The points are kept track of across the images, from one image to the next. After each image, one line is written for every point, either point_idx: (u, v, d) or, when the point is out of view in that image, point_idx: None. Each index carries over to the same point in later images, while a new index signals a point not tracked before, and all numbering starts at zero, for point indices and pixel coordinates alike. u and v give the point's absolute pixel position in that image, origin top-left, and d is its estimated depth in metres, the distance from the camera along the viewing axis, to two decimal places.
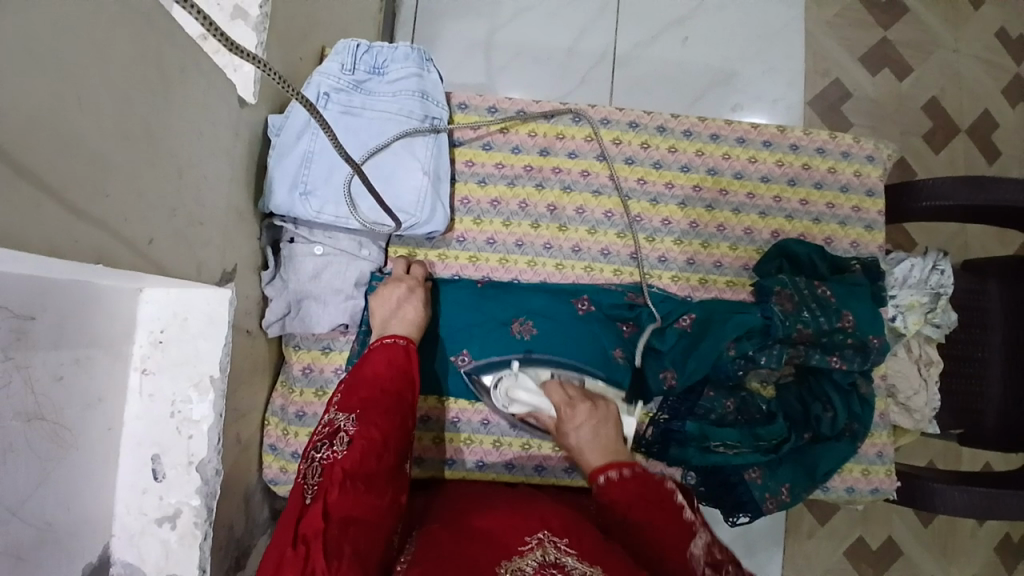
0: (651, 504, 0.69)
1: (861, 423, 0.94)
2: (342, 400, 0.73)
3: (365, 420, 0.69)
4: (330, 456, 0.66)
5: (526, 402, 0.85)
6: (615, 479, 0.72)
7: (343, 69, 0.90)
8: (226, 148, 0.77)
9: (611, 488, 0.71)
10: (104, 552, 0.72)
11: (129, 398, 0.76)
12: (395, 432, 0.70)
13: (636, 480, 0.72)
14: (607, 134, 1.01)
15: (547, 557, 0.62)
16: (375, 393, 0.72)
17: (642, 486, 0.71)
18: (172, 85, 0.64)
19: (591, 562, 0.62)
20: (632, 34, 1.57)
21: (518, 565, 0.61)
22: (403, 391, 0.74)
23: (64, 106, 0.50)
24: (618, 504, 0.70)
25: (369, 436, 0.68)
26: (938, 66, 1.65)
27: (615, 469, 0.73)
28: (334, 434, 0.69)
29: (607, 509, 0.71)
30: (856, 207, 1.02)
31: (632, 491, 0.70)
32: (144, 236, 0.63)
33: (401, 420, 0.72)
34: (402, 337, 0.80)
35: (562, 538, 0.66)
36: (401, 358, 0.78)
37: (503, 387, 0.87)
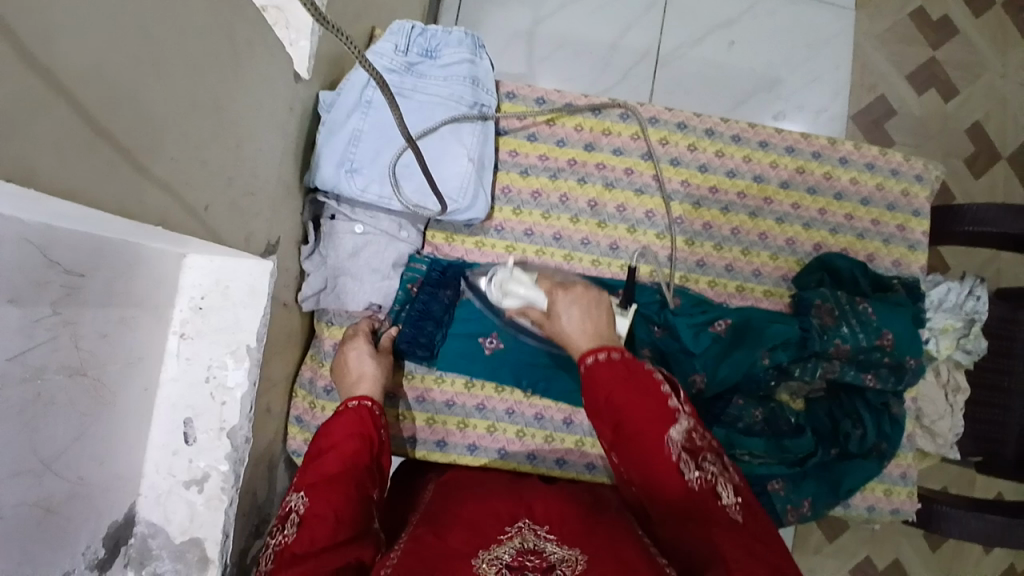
0: (637, 391, 0.65)
1: (890, 444, 0.92)
2: (297, 477, 0.74)
3: (313, 494, 0.70)
4: (282, 539, 0.67)
5: (520, 296, 0.83)
6: (605, 361, 0.68)
7: (396, 50, 0.89)
8: (280, 121, 0.77)
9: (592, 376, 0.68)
10: (130, 511, 0.74)
11: (166, 360, 0.77)
12: (347, 500, 0.70)
13: (623, 364, 0.67)
14: (654, 134, 1.00)
15: (526, 544, 0.67)
16: (327, 458, 0.74)
17: (619, 375, 0.67)
18: (240, 55, 0.63)
19: (570, 545, 0.67)
20: (679, 34, 1.55)
21: (495, 554, 0.64)
22: (358, 449, 0.76)
23: (143, 68, 0.49)
24: (601, 384, 0.67)
25: (319, 512, 0.68)
26: (988, 89, 1.62)
27: (604, 352, 0.69)
28: (287, 516, 0.70)
29: (592, 391, 0.68)
30: (901, 225, 1.01)
31: (616, 374, 0.67)
32: (205, 203, 0.63)
33: (357, 486, 0.72)
34: (354, 398, 0.82)
35: (542, 526, 0.72)
36: (353, 417, 0.79)
37: (497, 281, 0.86)
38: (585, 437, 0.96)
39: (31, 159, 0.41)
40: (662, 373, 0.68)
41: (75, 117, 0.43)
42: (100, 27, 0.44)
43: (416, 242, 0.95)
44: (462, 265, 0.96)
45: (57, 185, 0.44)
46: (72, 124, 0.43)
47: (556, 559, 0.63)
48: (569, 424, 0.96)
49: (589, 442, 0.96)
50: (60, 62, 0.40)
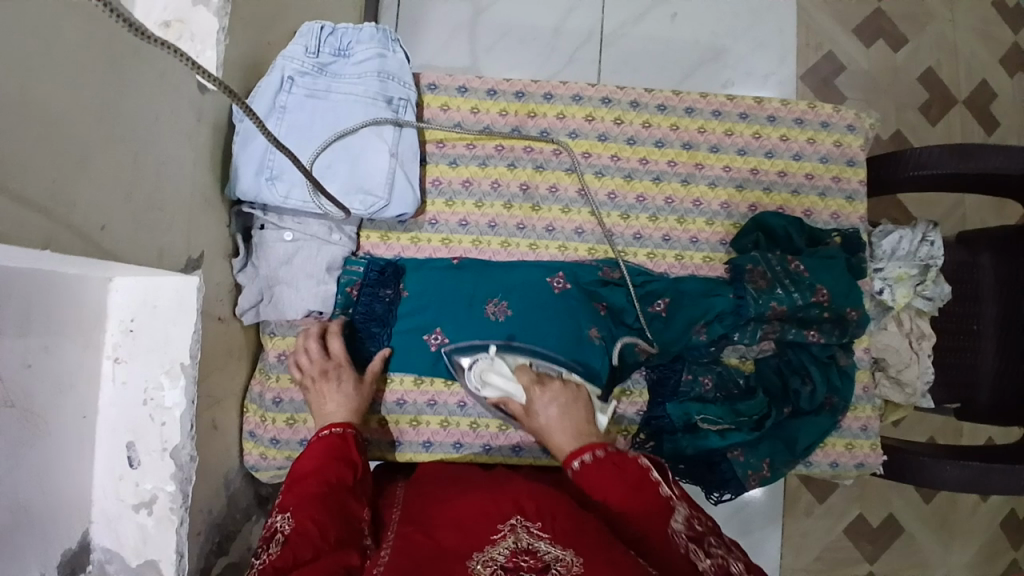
0: (625, 482, 0.70)
1: (841, 396, 0.93)
2: (280, 498, 0.73)
3: (297, 513, 0.69)
4: (264, 559, 0.64)
5: (499, 388, 0.88)
6: (591, 463, 0.75)
7: (307, 53, 0.89)
8: (185, 135, 0.77)
9: (585, 473, 0.74)
10: (83, 538, 0.75)
11: (103, 385, 0.78)
12: (332, 517, 0.70)
13: (609, 460, 0.74)
14: (579, 112, 1.00)
15: (520, 543, 0.63)
16: (313, 479, 0.73)
17: (611, 467, 0.73)
18: (119, 72, 0.63)
19: (565, 544, 0.63)
20: (618, 13, 1.55)
21: (489, 555, 0.63)
22: (341, 471, 0.76)
23: (1, 90, 0.49)
24: (590, 487, 0.73)
25: (305, 528, 0.67)
26: (933, 35, 1.61)
27: (588, 453, 0.76)
28: (271, 537, 0.68)
29: (587, 496, 0.73)
30: (836, 177, 1.01)
31: (607, 470, 0.73)
32: (99, 222, 0.62)
33: (339, 504, 0.72)
34: (335, 425, 0.81)
35: (536, 521, 0.68)
36: (334, 442, 0.79)
37: (479, 368, 0.90)
38: None
39: None
40: (645, 459, 0.73)
41: None
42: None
43: (347, 248, 0.94)
44: (399, 262, 0.96)
45: None
46: None
47: (550, 558, 0.60)
48: None
49: None
50: None
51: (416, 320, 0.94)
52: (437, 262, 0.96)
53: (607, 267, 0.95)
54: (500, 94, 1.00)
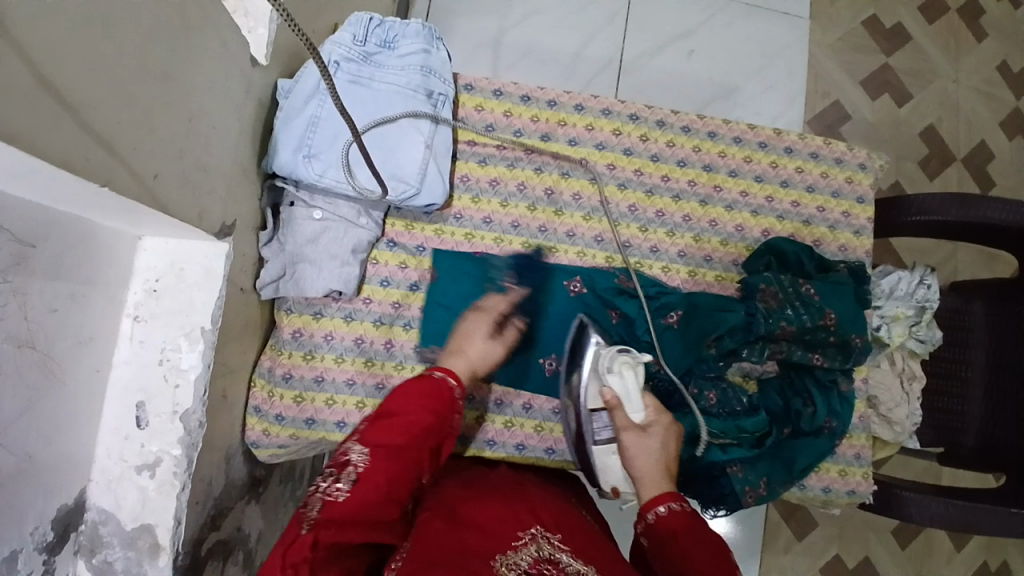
0: (712, 552, 0.70)
1: (840, 421, 0.94)
2: (369, 430, 0.73)
3: (378, 461, 0.69)
4: (331, 493, 0.66)
5: (624, 382, 0.87)
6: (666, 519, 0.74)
7: (354, 40, 0.92)
8: (235, 103, 0.79)
9: (665, 523, 0.73)
10: (80, 496, 0.74)
11: (119, 343, 0.78)
12: (404, 476, 0.70)
13: (699, 525, 0.73)
14: (607, 125, 1.04)
15: (542, 553, 0.65)
16: (402, 429, 0.72)
17: (697, 530, 0.72)
18: (193, 30, 0.65)
19: (585, 560, 0.65)
20: (639, 44, 1.61)
21: (512, 559, 0.63)
22: (428, 429, 0.74)
23: (89, 26, 0.50)
24: (676, 534, 0.72)
25: (377, 480, 0.68)
26: (937, 94, 1.69)
27: (678, 505, 0.75)
28: (343, 466, 0.68)
29: (662, 545, 0.72)
30: (845, 212, 1.05)
31: (694, 532, 0.72)
32: (152, 171, 0.64)
33: (413, 463, 0.71)
34: (449, 375, 0.79)
35: (556, 534, 0.69)
36: (434, 394, 0.76)
37: (622, 358, 0.90)
38: (544, 422, 0.97)
39: None
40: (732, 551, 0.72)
41: (30, 76, 0.45)
42: None
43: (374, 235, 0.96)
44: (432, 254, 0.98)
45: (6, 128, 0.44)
46: (24, 79, 0.45)
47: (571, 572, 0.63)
48: (528, 410, 0.97)
49: (548, 426, 0.97)
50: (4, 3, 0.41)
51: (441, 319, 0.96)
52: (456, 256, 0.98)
53: (622, 276, 0.98)
54: (533, 100, 1.03)
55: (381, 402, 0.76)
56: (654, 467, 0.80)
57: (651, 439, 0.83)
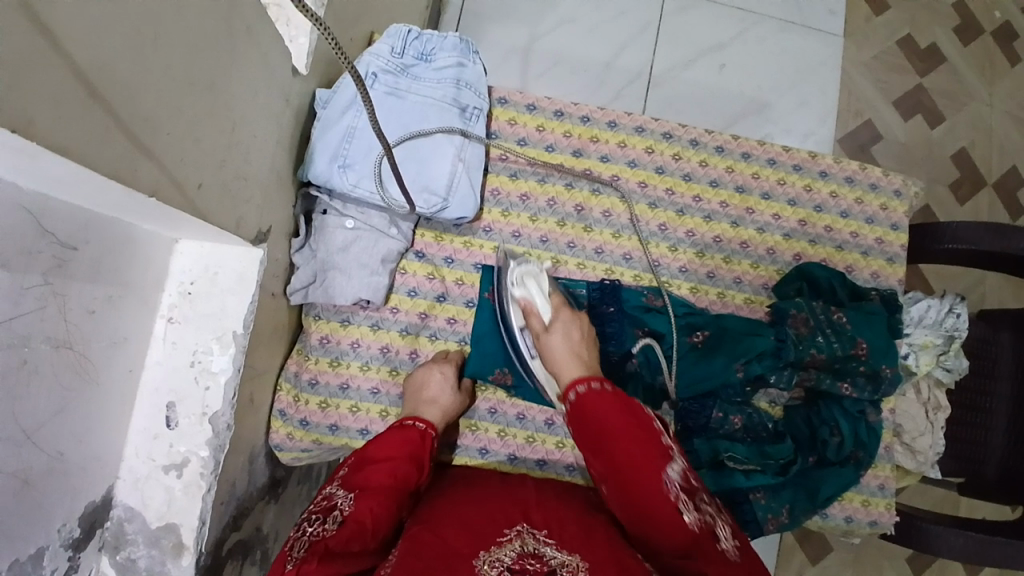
0: (632, 426, 0.72)
1: (866, 451, 0.94)
2: (346, 475, 0.77)
3: (360, 504, 0.71)
4: (320, 532, 0.67)
5: (531, 291, 0.89)
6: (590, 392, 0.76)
7: (392, 53, 0.93)
8: (275, 113, 0.80)
9: (583, 400, 0.76)
10: (107, 493, 0.75)
11: (152, 344, 0.79)
12: (386, 516, 0.71)
13: (611, 393, 0.75)
14: (640, 143, 1.04)
15: (527, 548, 0.65)
16: (385, 469, 0.76)
17: (612, 400, 0.75)
18: (240, 41, 0.66)
19: (570, 550, 0.65)
20: (670, 56, 1.60)
21: (495, 555, 0.63)
22: (408, 471, 0.78)
23: (142, 41, 0.51)
24: (591, 413, 0.74)
25: (361, 519, 0.69)
26: (971, 117, 1.67)
27: (586, 384, 0.77)
28: (330, 510, 0.71)
29: (584, 422, 0.75)
30: (879, 239, 1.03)
31: (610, 405, 0.74)
32: (195, 181, 0.64)
33: (398, 505, 0.73)
34: (420, 421, 0.85)
35: (542, 530, 0.69)
36: (413, 439, 0.82)
37: (523, 270, 0.91)
38: (566, 439, 0.96)
39: (30, 109, 0.42)
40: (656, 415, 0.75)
41: (82, 93, 0.46)
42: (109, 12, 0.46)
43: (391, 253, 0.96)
44: (484, 271, 0.98)
45: (53, 140, 0.45)
46: (77, 97, 0.46)
47: (557, 565, 0.63)
48: (550, 425, 0.97)
49: (570, 443, 0.96)
50: (59, 20, 0.41)
51: (483, 353, 0.96)
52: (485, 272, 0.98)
53: (652, 295, 0.97)
54: (567, 116, 1.04)
55: (358, 450, 0.81)
56: (572, 360, 0.81)
57: (558, 336, 0.84)
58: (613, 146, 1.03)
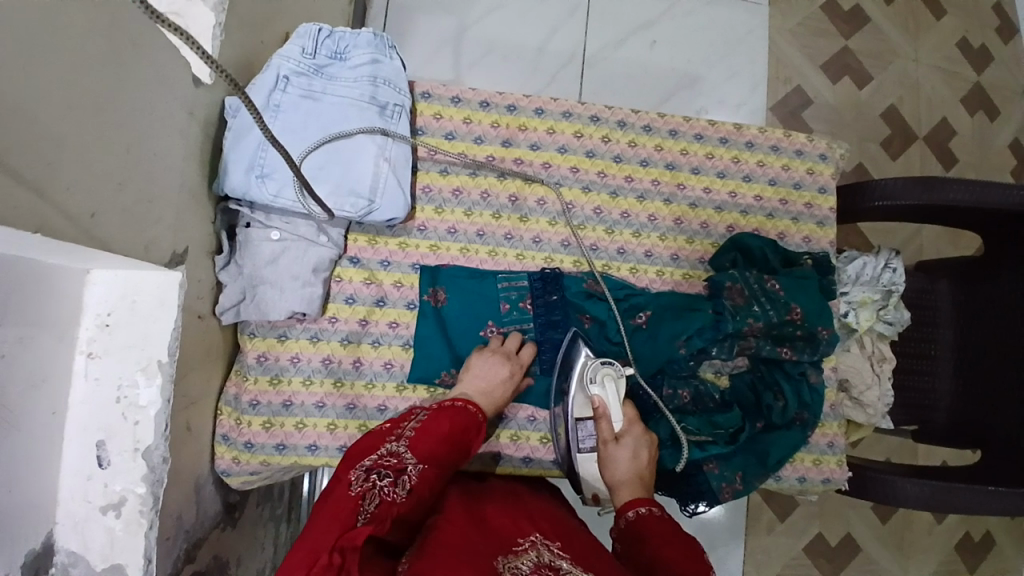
0: (681, 544, 0.71)
1: (811, 412, 0.95)
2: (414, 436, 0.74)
3: (425, 471, 0.71)
4: (390, 494, 0.66)
5: (609, 393, 0.90)
6: (646, 514, 0.77)
7: (303, 53, 0.89)
8: (178, 129, 0.76)
9: (641, 520, 0.77)
10: (47, 539, 0.69)
11: (74, 381, 0.74)
12: (435, 497, 0.71)
13: (668, 521, 0.76)
14: (568, 128, 1.03)
15: (542, 559, 0.62)
16: (450, 445, 0.75)
17: (667, 526, 0.75)
18: (123, 58, 0.62)
19: (583, 566, 0.61)
20: (601, 36, 1.59)
21: (514, 564, 0.60)
22: (468, 451, 0.77)
23: (2, 68, 0.47)
24: (645, 534, 0.74)
25: (422, 495, 0.69)
26: (895, 75, 1.71)
27: (644, 506, 0.78)
28: (399, 470, 0.69)
29: (633, 542, 0.74)
30: (808, 204, 1.05)
31: (660, 530, 0.74)
32: (89, 210, 0.61)
33: (443, 485, 0.74)
34: (472, 405, 0.82)
35: (555, 542, 0.66)
36: (472, 421, 0.80)
37: (606, 369, 0.92)
38: (520, 432, 0.95)
39: None
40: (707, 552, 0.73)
41: None
42: None
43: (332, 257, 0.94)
44: (421, 270, 0.96)
45: None
46: None
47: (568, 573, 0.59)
48: (503, 419, 0.95)
49: (524, 435, 0.95)
50: None
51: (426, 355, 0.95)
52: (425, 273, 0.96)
53: (591, 281, 0.97)
54: (492, 106, 1.02)
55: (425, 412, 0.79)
56: (632, 479, 0.84)
57: (626, 450, 0.87)
58: (542, 132, 1.02)
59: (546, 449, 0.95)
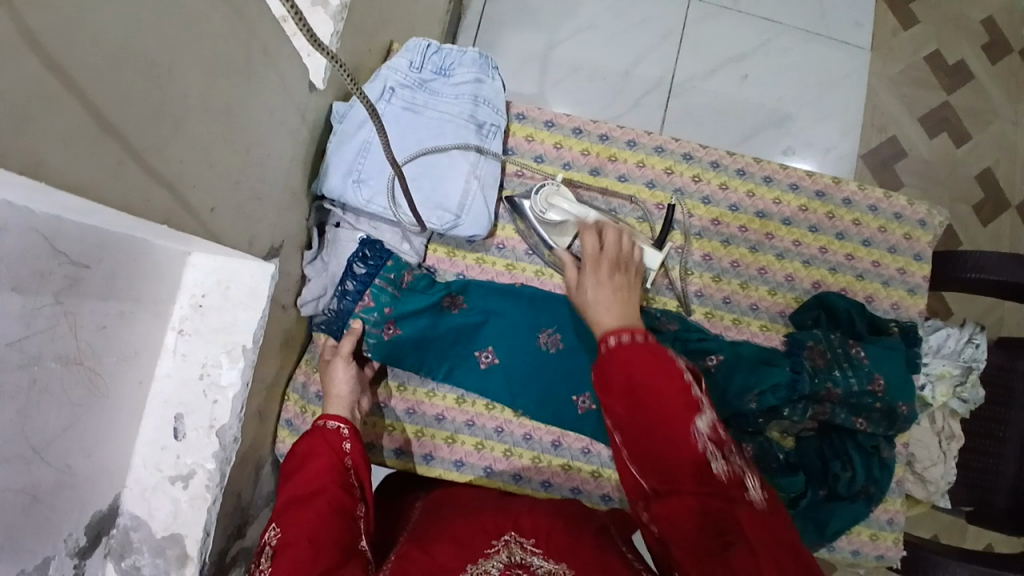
0: (660, 364, 0.62)
1: (879, 487, 0.92)
2: (284, 494, 0.73)
3: (283, 522, 0.69)
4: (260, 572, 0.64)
5: (565, 210, 0.91)
6: (627, 341, 0.66)
7: (410, 67, 0.92)
8: (291, 130, 0.79)
9: (613, 355, 0.65)
10: (114, 502, 0.74)
11: (162, 355, 0.79)
12: (319, 522, 0.68)
13: (647, 347, 0.64)
14: (659, 163, 1.02)
15: (513, 558, 0.65)
16: (294, 484, 0.73)
17: (648, 354, 0.63)
18: (258, 61, 0.65)
19: (559, 559, 0.64)
20: (691, 65, 1.57)
21: (483, 567, 0.64)
22: (303, 481, 0.73)
23: (156, 75, 0.50)
24: (626, 363, 0.63)
25: (292, 537, 0.66)
26: (999, 137, 1.62)
27: (626, 333, 0.67)
28: (263, 551, 0.67)
29: (607, 373, 0.65)
30: (901, 269, 1.01)
31: (639, 355, 0.64)
32: (208, 205, 0.64)
33: (329, 505, 0.70)
34: (331, 421, 0.81)
35: (530, 538, 0.69)
36: (323, 439, 0.78)
37: (544, 193, 0.92)
38: (573, 462, 0.95)
39: (42, 150, 0.42)
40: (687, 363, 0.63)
41: (96, 127, 0.46)
42: (123, 40, 0.45)
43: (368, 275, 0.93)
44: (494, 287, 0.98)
45: (64, 177, 0.44)
46: (88, 127, 0.45)
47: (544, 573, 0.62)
48: (556, 447, 0.95)
49: (576, 465, 0.95)
50: (71, 59, 0.41)
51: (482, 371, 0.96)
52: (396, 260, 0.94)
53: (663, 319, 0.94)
54: (585, 133, 1.02)
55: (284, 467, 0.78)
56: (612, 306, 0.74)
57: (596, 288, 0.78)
58: (634, 164, 1.01)
59: (597, 483, 0.94)
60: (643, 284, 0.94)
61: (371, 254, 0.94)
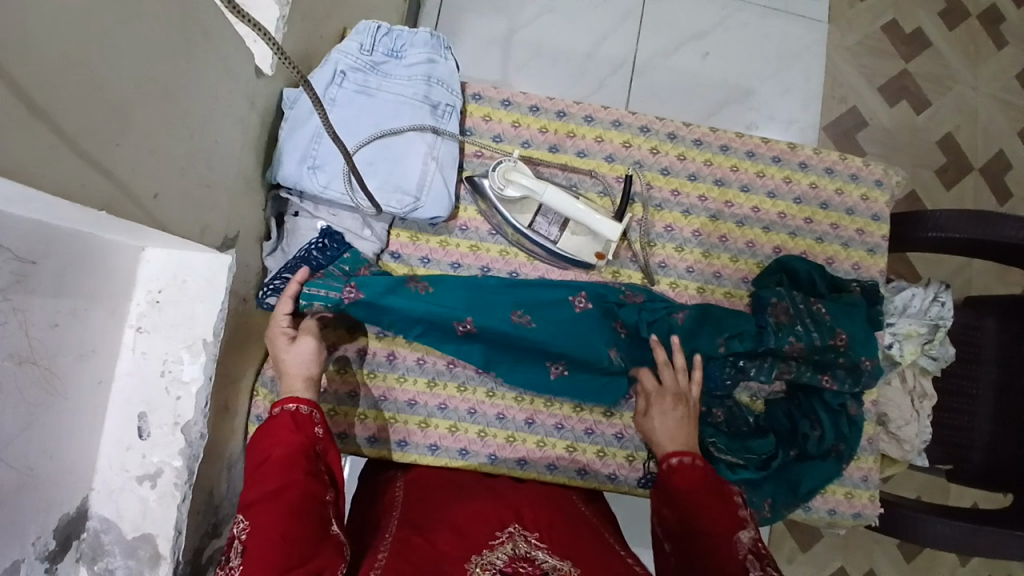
0: (710, 488, 0.75)
1: (848, 445, 0.93)
2: (248, 487, 0.71)
3: (252, 516, 0.67)
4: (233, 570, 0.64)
5: (522, 185, 0.92)
6: (688, 465, 0.79)
7: (361, 50, 0.91)
8: (239, 118, 0.78)
9: (674, 473, 0.78)
10: (83, 504, 0.73)
11: (122, 354, 0.77)
12: (287, 517, 0.66)
13: (702, 471, 0.78)
14: (617, 137, 1.02)
15: (518, 551, 0.66)
16: (258, 477, 0.71)
17: (702, 477, 0.77)
18: (194, 44, 0.64)
19: (561, 556, 0.67)
20: (653, 44, 1.58)
21: (488, 558, 0.64)
22: (268, 474, 0.71)
23: (84, 56, 0.49)
24: (682, 485, 0.76)
25: (262, 535, 0.65)
26: (956, 101, 1.65)
27: (685, 457, 0.80)
28: (232, 546, 0.66)
29: (667, 488, 0.78)
30: (860, 230, 1.02)
31: (697, 478, 0.77)
32: (151, 191, 0.63)
33: (297, 498, 0.69)
34: (292, 405, 0.78)
35: (531, 534, 0.72)
36: (286, 426, 0.75)
37: (502, 169, 0.93)
38: (546, 438, 0.95)
39: None
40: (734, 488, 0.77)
41: (23, 110, 0.45)
42: (44, 19, 0.44)
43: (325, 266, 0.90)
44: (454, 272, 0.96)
45: None
46: (14, 107, 0.44)
47: (548, 566, 0.63)
48: (530, 424, 0.96)
49: (550, 441, 0.96)
50: None
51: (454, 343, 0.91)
52: (354, 253, 0.92)
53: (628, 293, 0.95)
54: (542, 111, 1.02)
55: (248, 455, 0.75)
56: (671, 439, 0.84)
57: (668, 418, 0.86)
58: (592, 138, 1.02)
59: (572, 458, 0.95)
60: (605, 252, 0.95)
61: (329, 245, 0.92)
